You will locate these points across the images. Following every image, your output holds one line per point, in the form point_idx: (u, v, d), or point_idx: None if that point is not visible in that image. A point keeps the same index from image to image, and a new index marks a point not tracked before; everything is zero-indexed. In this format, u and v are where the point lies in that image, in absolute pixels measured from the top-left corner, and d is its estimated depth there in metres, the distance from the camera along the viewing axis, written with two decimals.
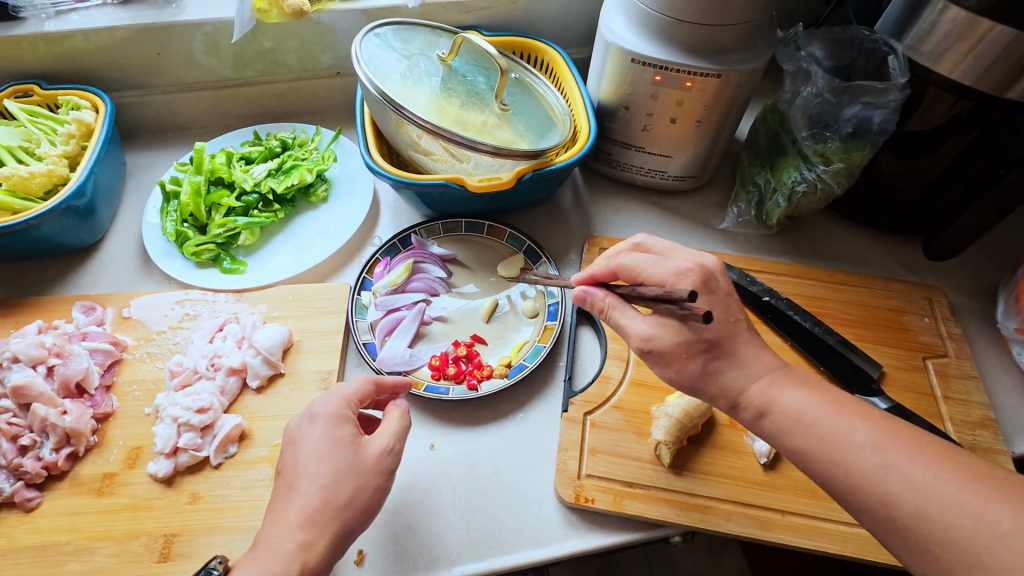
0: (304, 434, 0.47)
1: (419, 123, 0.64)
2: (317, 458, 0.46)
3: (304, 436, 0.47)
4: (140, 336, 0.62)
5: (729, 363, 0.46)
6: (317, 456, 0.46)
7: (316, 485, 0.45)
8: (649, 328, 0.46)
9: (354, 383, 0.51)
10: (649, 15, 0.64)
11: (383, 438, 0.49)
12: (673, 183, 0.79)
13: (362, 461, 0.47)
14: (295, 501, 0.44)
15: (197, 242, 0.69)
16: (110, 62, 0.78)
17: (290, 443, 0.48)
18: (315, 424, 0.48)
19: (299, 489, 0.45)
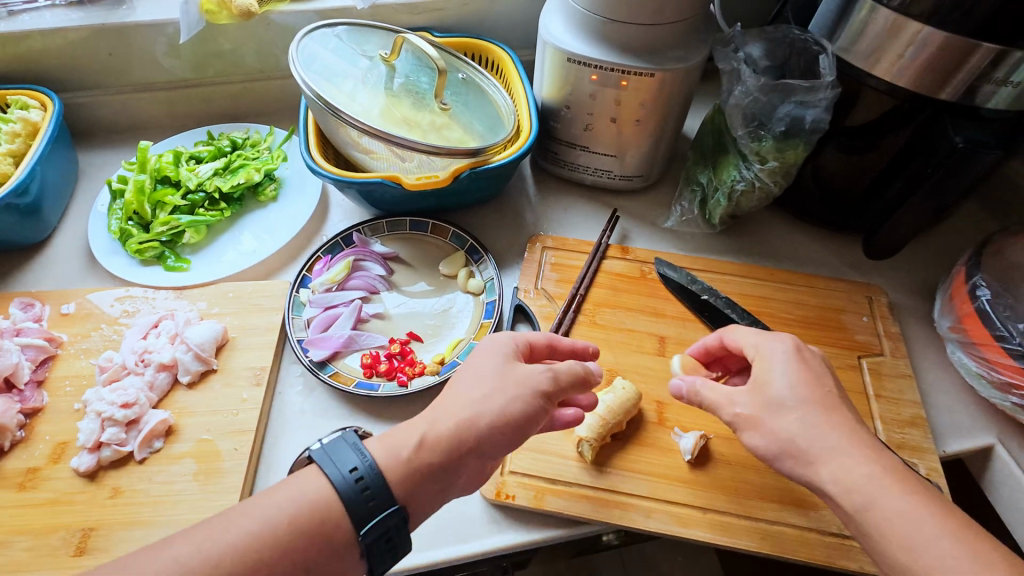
0: (479, 352, 0.50)
1: (355, 122, 0.64)
2: (478, 377, 0.47)
3: (480, 357, 0.50)
4: (77, 332, 0.63)
5: None
6: (480, 387, 0.46)
7: (472, 407, 0.45)
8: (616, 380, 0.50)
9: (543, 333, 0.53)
10: (583, 15, 0.64)
11: (541, 371, 0.48)
12: (621, 182, 0.79)
13: (523, 395, 0.46)
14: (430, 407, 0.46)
15: (140, 240, 0.70)
16: (63, 63, 0.79)
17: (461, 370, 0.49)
18: (491, 347, 0.50)
19: (447, 396, 0.47)
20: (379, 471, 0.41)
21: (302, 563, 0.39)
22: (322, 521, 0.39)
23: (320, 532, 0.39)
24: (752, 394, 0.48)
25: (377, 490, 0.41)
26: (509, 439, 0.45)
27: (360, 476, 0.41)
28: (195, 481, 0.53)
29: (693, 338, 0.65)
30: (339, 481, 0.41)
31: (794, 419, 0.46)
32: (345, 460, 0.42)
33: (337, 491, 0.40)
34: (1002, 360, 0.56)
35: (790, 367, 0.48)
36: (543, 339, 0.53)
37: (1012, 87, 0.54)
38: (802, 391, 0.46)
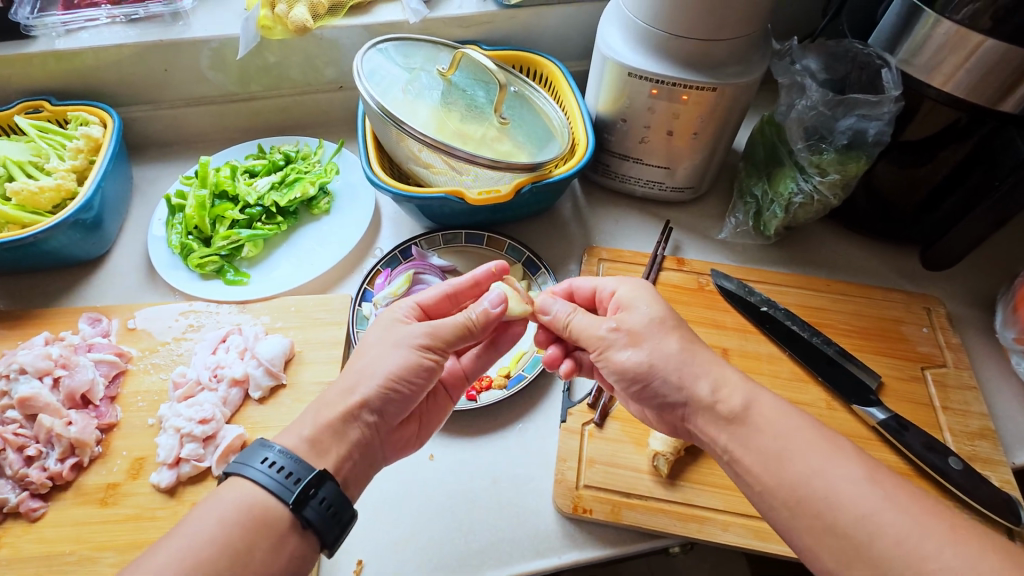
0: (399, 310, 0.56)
1: (419, 137, 0.65)
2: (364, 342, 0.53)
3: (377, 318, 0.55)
4: (144, 347, 0.63)
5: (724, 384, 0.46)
6: (373, 355, 0.50)
7: (357, 375, 0.49)
8: (615, 326, 0.51)
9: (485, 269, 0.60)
10: (644, 30, 0.65)
11: (420, 329, 0.52)
12: (672, 194, 0.80)
13: (405, 357, 0.50)
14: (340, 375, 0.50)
15: (201, 254, 0.71)
16: (119, 78, 0.80)
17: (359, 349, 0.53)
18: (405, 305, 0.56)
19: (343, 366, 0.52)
20: (297, 456, 0.43)
21: (255, 558, 0.39)
22: (262, 517, 0.40)
23: (260, 526, 0.40)
24: (622, 317, 0.52)
25: (302, 474, 0.42)
26: (401, 399, 0.50)
27: (284, 468, 0.42)
28: None
29: (756, 350, 0.65)
30: (265, 481, 0.41)
31: (672, 337, 0.49)
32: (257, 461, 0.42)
33: (264, 493, 0.41)
34: None
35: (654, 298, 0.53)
36: (439, 294, 0.57)
37: None
38: (660, 312, 0.51)
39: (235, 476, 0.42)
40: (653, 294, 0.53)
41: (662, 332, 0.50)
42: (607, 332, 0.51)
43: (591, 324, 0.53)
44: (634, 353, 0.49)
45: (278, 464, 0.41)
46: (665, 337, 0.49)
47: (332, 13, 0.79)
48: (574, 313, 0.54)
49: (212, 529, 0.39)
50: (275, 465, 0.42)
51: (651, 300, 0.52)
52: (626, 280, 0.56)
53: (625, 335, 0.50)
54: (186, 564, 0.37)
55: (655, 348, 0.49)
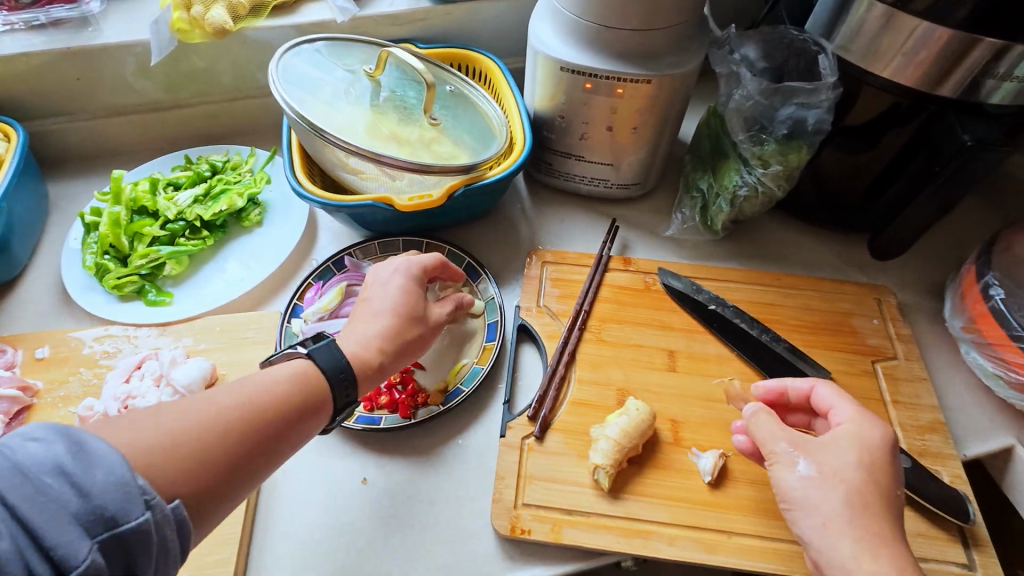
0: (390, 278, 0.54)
1: (342, 143, 0.61)
2: (381, 301, 0.52)
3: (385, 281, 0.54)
4: (52, 378, 0.59)
5: None
6: (391, 290, 0.53)
7: (376, 317, 0.51)
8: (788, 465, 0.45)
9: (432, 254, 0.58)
10: (574, 22, 0.62)
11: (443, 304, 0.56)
12: (618, 191, 0.77)
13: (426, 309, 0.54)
14: (367, 322, 0.50)
15: (118, 275, 0.66)
16: (28, 89, 0.75)
17: (374, 283, 0.55)
18: (396, 275, 0.54)
19: (367, 316, 0.51)
20: (347, 359, 0.47)
21: (289, 433, 0.43)
22: (309, 389, 0.44)
23: (308, 398, 0.44)
24: (800, 452, 0.45)
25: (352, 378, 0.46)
26: (409, 352, 0.52)
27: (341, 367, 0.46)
28: None
29: (704, 351, 0.63)
30: (324, 364, 0.46)
31: (842, 495, 0.42)
32: (329, 352, 0.46)
33: (321, 374, 0.45)
34: (1018, 360, 0.56)
35: (855, 458, 0.44)
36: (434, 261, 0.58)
37: (1016, 82, 0.52)
38: (859, 469, 0.44)
39: (307, 357, 0.46)
40: (859, 454, 0.44)
41: (832, 485, 0.43)
42: (783, 451, 0.46)
43: (768, 436, 0.47)
44: (808, 481, 0.44)
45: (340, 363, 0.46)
46: (836, 491, 0.43)
47: (254, 14, 0.75)
48: (759, 417, 0.49)
49: (262, 397, 0.42)
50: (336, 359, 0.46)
51: (859, 449, 0.45)
52: (864, 415, 0.48)
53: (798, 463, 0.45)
54: (233, 420, 0.40)
55: (828, 488, 0.43)
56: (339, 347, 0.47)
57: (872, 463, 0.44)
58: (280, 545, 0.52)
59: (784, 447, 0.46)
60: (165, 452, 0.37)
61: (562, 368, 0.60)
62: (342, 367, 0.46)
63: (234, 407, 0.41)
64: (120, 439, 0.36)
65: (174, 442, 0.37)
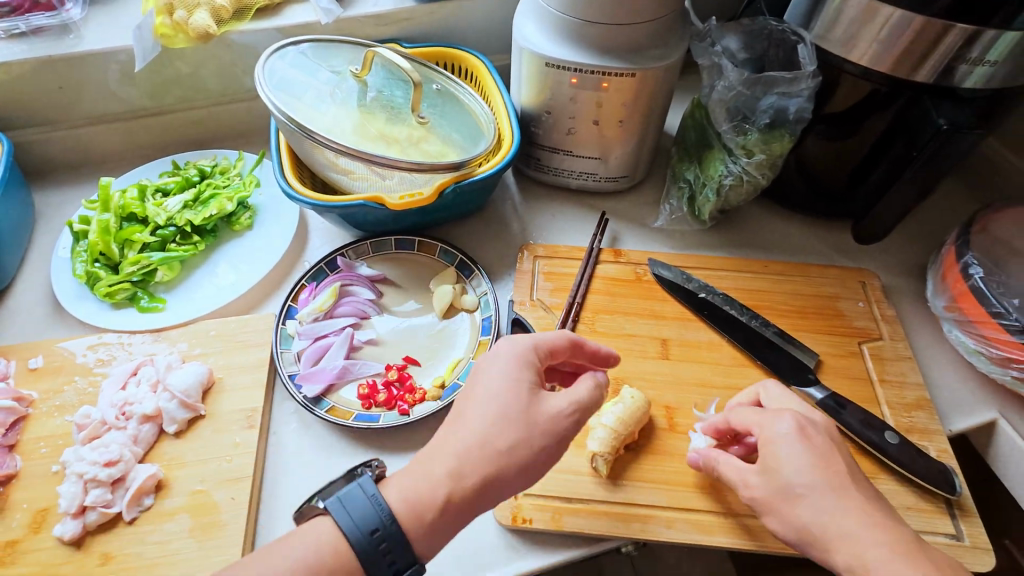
0: (489, 366, 0.46)
1: (331, 144, 0.62)
2: (488, 409, 0.43)
3: (504, 377, 0.45)
4: (47, 388, 0.59)
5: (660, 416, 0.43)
6: (499, 380, 0.45)
7: (481, 428, 0.43)
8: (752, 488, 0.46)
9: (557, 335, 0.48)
10: (558, 18, 0.63)
11: (561, 399, 0.45)
12: (607, 184, 0.78)
13: (532, 419, 0.43)
14: (458, 432, 0.43)
15: (109, 282, 0.66)
16: (9, 99, 0.74)
17: (479, 372, 0.46)
18: (500, 360, 0.46)
19: (465, 421, 0.44)
20: (388, 510, 0.41)
21: None
22: (332, 572, 0.39)
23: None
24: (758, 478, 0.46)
25: (394, 548, 0.40)
26: (511, 472, 0.42)
27: (375, 528, 0.40)
28: (192, 537, 0.50)
29: (696, 338, 0.64)
30: (350, 530, 0.40)
31: (807, 506, 0.43)
32: (358, 508, 0.41)
33: (349, 541, 0.40)
34: (998, 336, 0.57)
35: (802, 459, 0.44)
36: (564, 341, 0.48)
37: (988, 66, 0.54)
38: (813, 473, 0.43)
39: (328, 514, 0.41)
40: (807, 454, 0.44)
41: (797, 501, 0.43)
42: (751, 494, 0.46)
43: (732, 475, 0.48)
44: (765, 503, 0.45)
45: (376, 525, 0.40)
46: (800, 510, 0.43)
47: (237, 17, 0.75)
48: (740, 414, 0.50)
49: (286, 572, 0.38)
50: (372, 524, 0.40)
51: (806, 453, 0.44)
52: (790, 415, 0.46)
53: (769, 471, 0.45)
54: None
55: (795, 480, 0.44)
56: (375, 494, 0.41)
57: (820, 464, 0.44)
58: None
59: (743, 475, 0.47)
60: None
61: None
62: (375, 524, 0.40)
63: None
64: None
65: None
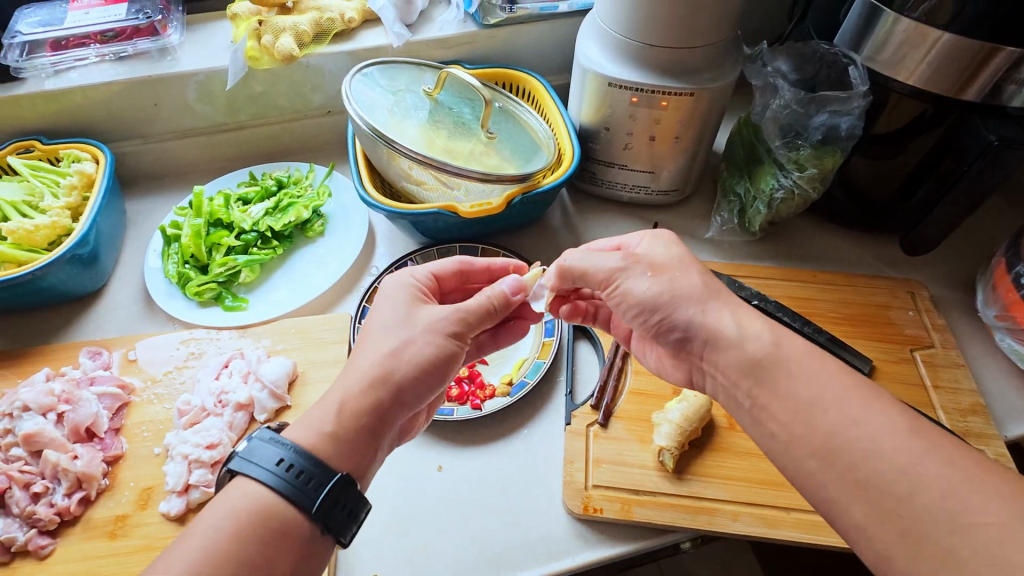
0: (381, 298, 0.52)
1: (410, 155, 0.67)
2: (388, 327, 0.48)
3: (394, 303, 0.51)
4: (147, 378, 0.63)
5: (611, 260, 0.51)
6: (390, 307, 0.50)
7: (377, 352, 0.47)
8: (622, 261, 0.50)
9: (448, 263, 0.58)
10: (621, 41, 0.67)
11: (445, 311, 0.50)
12: (658, 197, 0.82)
13: (426, 335, 0.48)
14: (362, 358, 0.47)
15: (199, 282, 0.71)
16: (109, 114, 0.81)
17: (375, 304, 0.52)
18: (385, 293, 0.52)
19: (365, 349, 0.47)
20: (303, 451, 0.41)
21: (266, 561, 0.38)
22: (269, 514, 0.39)
23: (270, 526, 0.39)
24: (633, 256, 0.50)
25: (315, 474, 0.40)
26: (419, 379, 0.47)
27: (287, 464, 0.40)
28: None
29: None
30: (272, 478, 0.40)
31: (699, 272, 0.48)
32: (261, 456, 0.40)
33: (276, 491, 0.39)
34: None
35: (675, 245, 0.51)
36: (452, 268, 0.58)
37: None
38: (681, 252, 0.50)
39: (237, 477, 0.40)
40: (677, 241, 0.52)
41: (688, 268, 0.48)
42: (621, 265, 0.50)
43: (602, 261, 0.51)
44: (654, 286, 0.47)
45: (284, 460, 0.40)
46: (692, 274, 0.47)
47: (316, 41, 0.81)
48: (574, 257, 0.53)
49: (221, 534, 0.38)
50: (280, 461, 0.40)
51: (672, 242, 0.51)
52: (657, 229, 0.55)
53: (644, 268, 0.49)
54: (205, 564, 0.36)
55: (672, 283, 0.47)
56: (287, 444, 0.41)
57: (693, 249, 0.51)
58: (367, 528, 0.56)
59: (611, 258, 0.51)
60: None
61: (619, 360, 0.64)
62: (303, 473, 0.40)
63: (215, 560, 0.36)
64: None
65: None
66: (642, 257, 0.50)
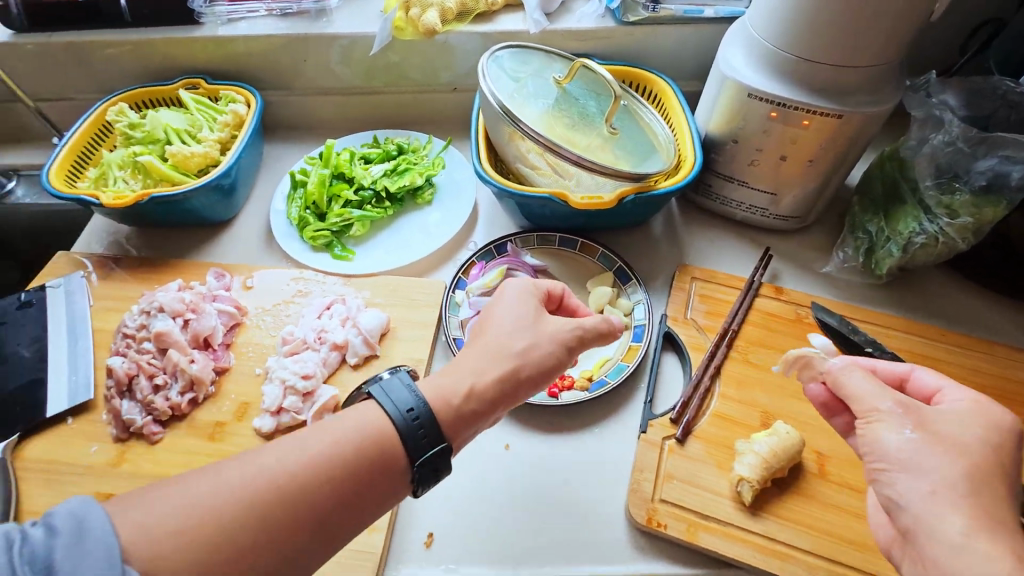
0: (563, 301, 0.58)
1: (533, 138, 0.67)
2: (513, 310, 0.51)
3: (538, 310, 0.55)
4: (259, 304, 0.69)
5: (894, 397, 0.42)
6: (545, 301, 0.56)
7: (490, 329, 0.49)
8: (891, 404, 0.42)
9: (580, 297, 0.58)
10: (771, 51, 0.64)
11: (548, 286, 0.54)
12: (775, 222, 0.78)
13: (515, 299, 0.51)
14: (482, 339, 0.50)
15: (316, 228, 0.76)
16: (265, 65, 0.89)
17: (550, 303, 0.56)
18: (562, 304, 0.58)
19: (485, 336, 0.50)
20: (425, 400, 0.43)
21: (319, 498, 0.38)
22: (377, 443, 0.41)
23: (369, 452, 0.40)
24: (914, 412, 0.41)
25: (428, 429, 0.42)
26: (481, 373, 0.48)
27: (409, 405, 0.42)
28: None
29: None
30: (395, 416, 0.42)
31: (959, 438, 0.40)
32: (398, 393, 0.43)
33: (394, 421, 0.42)
34: None
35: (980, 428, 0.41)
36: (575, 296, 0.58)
37: None
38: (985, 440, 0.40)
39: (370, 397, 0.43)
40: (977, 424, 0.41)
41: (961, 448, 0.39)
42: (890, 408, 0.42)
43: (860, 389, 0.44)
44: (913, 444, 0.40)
45: (410, 404, 0.42)
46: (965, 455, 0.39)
47: (459, 19, 0.84)
48: (853, 372, 0.45)
49: (317, 450, 0.39)
50: (407, 403, 0.42)
51: (977, 424, 0.41)
52: (975, 397, 0.44)
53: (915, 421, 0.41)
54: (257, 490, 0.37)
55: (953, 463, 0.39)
56: (410, 381, 0.44)
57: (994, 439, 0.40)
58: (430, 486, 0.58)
59: (884, 393, 0.43)
60: (185, 537, 0.34)
61: (708, 379, 0.61)
62: (419, 421, 0.42)
63: (276, 490, 0.37)
64: (167, 513, 0.35)
65: (195, 526, 0.35)
66: (920, 411, 0.41)
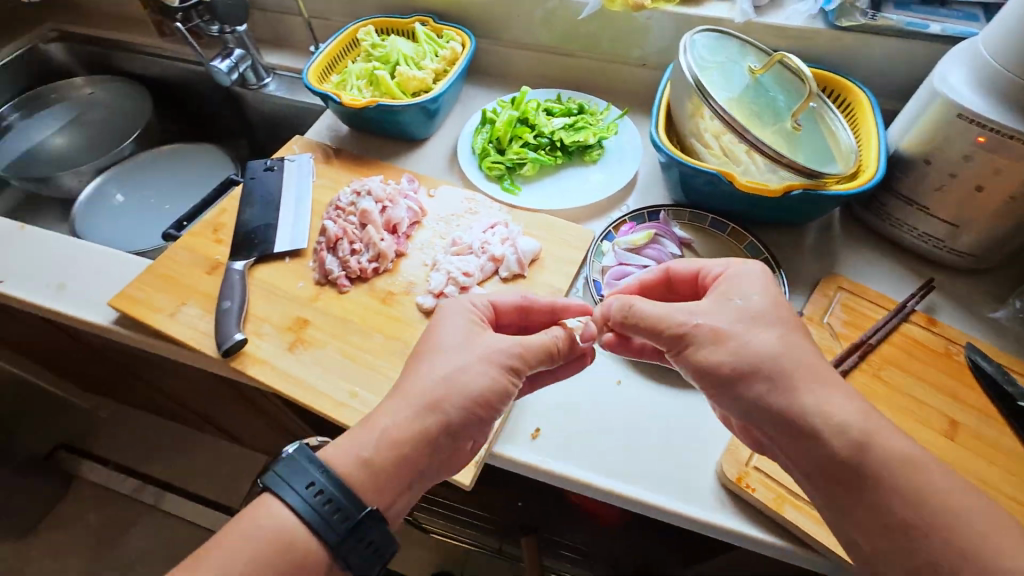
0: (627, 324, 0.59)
1: (718, 115, 0.70)
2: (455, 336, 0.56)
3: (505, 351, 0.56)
4: (437, 211, 0.82)
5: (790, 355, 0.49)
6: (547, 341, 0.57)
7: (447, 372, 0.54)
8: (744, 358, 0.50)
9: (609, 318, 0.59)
10: (998, 74, 0.61)
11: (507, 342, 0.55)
12: (948, 257, 0.74)
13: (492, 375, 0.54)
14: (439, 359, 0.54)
15: (494, 159, 0.87)
16: (483, 16, 1.01)
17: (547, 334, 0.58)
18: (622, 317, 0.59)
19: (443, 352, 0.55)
20: (336, 485, 0.48)
21: None
22: (285, 547, 0.46)
23: (268, 558, 0.46)
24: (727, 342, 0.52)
25: (342, 510, 0.48)
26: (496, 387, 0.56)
27: (317, 488, 0.48)
28: None
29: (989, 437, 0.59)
30: (301, 501, 0.47)
31: None
32: (295, 477, 0.48)
33: (303, 515, 0.47)
34: None
35: None
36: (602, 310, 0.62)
37: None
38: None
39: (267, 491, 0.48)
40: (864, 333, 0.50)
41: None
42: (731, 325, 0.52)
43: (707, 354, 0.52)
44: None
45: (317, 484, 0.48)
46: None
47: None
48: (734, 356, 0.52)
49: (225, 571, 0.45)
50: (313, 484, 0.48)
51: (764, 292, 0.53)
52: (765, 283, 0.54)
53: None
54: None
55: None
56: (308, 455, 0.49)
57: None
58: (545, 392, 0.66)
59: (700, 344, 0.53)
60: None
61: None
62: (327, 500, 0.48)
63: None
64: None
65: None
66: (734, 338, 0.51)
